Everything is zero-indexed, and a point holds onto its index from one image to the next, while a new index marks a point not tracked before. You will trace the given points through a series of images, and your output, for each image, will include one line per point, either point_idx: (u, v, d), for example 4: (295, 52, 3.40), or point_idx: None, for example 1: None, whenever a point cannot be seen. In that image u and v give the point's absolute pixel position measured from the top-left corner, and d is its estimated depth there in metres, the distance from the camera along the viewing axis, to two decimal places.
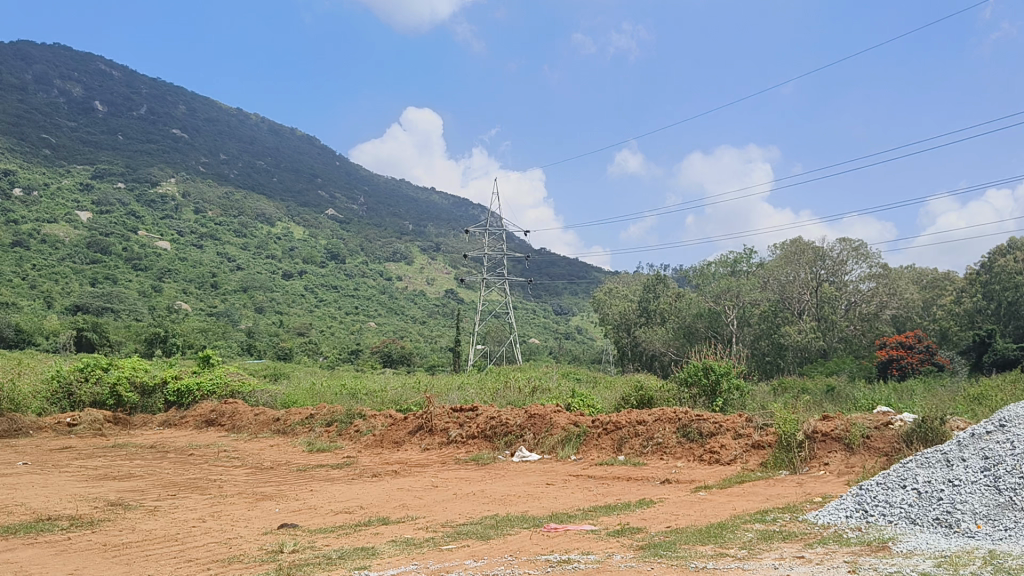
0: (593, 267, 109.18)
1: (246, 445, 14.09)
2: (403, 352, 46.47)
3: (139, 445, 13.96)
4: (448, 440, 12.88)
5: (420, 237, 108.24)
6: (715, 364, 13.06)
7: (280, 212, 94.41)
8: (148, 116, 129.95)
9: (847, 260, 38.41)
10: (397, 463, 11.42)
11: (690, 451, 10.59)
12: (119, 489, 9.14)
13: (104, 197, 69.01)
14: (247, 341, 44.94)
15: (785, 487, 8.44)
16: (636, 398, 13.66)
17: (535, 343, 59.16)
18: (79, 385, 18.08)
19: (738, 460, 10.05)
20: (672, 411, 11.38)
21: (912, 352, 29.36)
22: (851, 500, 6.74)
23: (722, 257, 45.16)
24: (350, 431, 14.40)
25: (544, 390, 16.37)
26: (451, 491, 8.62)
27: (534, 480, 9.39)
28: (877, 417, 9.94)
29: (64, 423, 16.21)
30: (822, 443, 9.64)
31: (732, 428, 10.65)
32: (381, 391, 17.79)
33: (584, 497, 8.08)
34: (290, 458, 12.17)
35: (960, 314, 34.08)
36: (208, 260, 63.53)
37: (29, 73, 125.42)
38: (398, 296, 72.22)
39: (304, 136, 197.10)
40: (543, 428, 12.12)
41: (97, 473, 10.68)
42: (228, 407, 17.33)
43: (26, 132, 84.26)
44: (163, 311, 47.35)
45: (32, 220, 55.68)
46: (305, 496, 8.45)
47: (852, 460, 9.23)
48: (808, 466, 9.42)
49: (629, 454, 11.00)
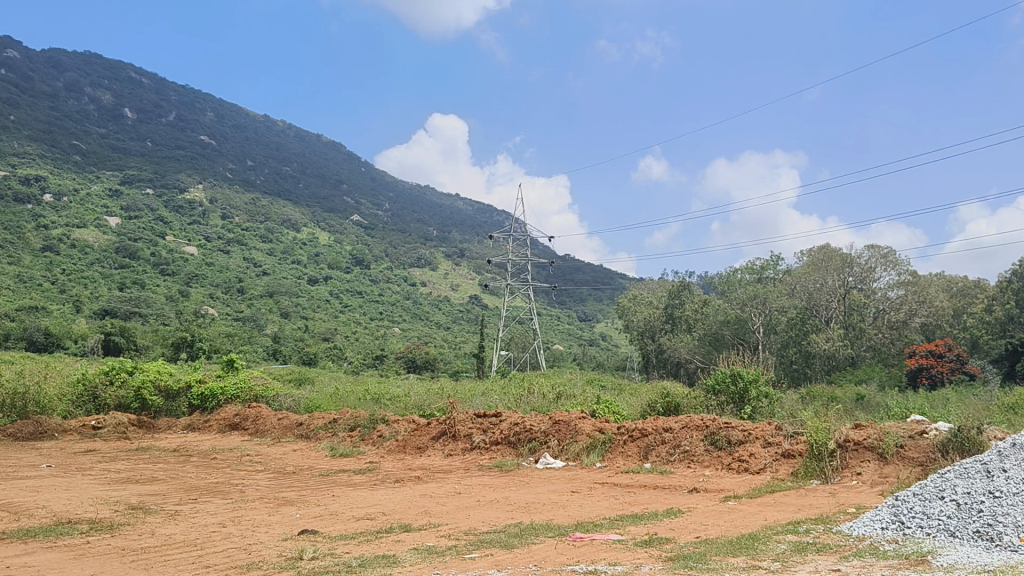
0: (619, 274, 108.69)
1: (268, 449, 14.05)
2: (428, 357, 46.45)
3: (162, 449, 13.96)
4: (472, 446, 12.74)
5: (444, 243, 108.38)
6: (743, 371, 12.86)
7: (305, 217, 95.03)
8: (176, 124, 131.64)
9: (876, 268, 37.98)
10: (421, 468, 11.30)
11: (718, 460, 10.37)
12: (141, 493, 9.09)
13: (133, 202, 69.71)
14: (273, 346, 45.21)
15: (816, 497, 8.22)
16: (662, 405, 13.45)
17: (560, 349, 58.97)
18: (104, 388, 18.15)
19: (768, 469, 9.82)
20: (700, 419, 11.19)
21: (943, 360, 28.91)
22: (888, 511, 6.52)
23: (749, 264, 44.60)
24: (372, 436, 14.32)
25: (568, 397, 16.21)
26: (474, 498, 8.50)
27: (558, 488, 9.21)
28: (912, 426, 9.69)
29: (88, 426, 16.25)
30: (854, 452, 9.43)
31: (762, 437, 10.43)
32: (404, 397, 17.71)
33: (611, 505, 7.91)
34: (313, 463, 12.07)
35: (991, 323, 33.65)
36: (234, 265, 63.98)
37: (61, 80, 127.38)
38: (422, 301, 72.30)
39: (331, 145, 198.53)
40: (568, 436, 11.95)
41: (120, 476, 10.65)
42: (251, 412, 17.30)
43: (57, 139, 85.49)
44: (190, 315, 47.74)
45: (63, 225, 56.45)
46: (326, 501, 8.36)
47: (885, 470, 9.00)
48: (840, 476, 9.20)
49: (655, 462, 10.80)
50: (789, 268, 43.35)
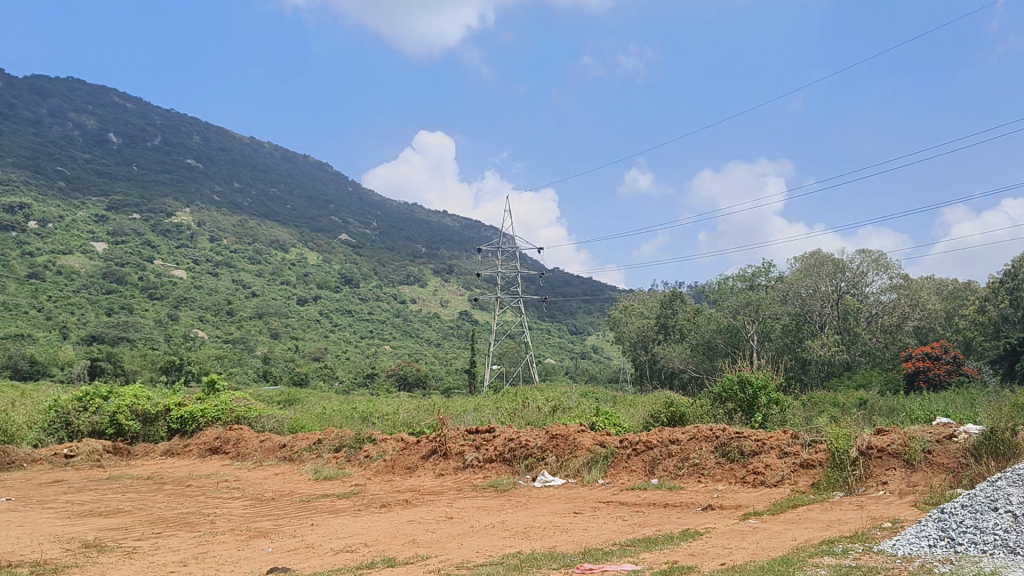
0: (609, 287, 108.16)
1: (248, 474, 13.18)
2: (420, 374, 45.60)
3: (134, 477, 13.11)
4: (464, 465, 11.94)
5: (433, 259, 107.76)
6: (752, 376, 12.15)
7: (293, 238, 94.13)
8: (162, 147, 130.93)
9: (867, 272, 37.34)
10: (409, 491, 10.48)
11: (730, 473, 9.62)
12: (102, 527, 8.30)
13: (119, 227, 68.70)
14: (263, 367, 44.36)
15: (843, 510, 7.46)
16: (666, 415, 12.68)
17: (552, 363, 58.32)
18: (77, 414, 17.30)
19: (786, 482, 9.07)
20: (708, 429, 10.46)
21: (940, 363, 28.30)
22: (933, 526, 5.80)
23: (740, 271, 43.98)
24: (359, 457, 13.53)
25: (566, 410, 15.45)
26: (468, 523, 7.70)
27: (559, 509, 8.42)
28: (939, 429, 8.97)
29: (60, 454, 15.36)
30: (879, 460, 8.73)
31: (777, 446, 9.69)
32: (393, 414, 16.92)
33: (619, 528, 7.13)
34: (294, 488, 11.24)
35: (985, 324, 33.23)
36: (223, 288, 63.11)
37: (45, 107, 126.41)
38: (413, 319, 71.50)
39: (318, 165, 198.23)
40: (567, 450, 11.19)
41: (83, 508, 9.80)
42: (232, 434, 16.47)
43: (42, 166, 84.44)
44: (178, 339, 46.78)
45: (48, 251, 55.49)
46: (304, 532, 7.54)
47: (913, 478, 8.27)
48: (865, 486, 8.46)
49: (663, 476, 10.01)
50: (781, 274, 42.75)
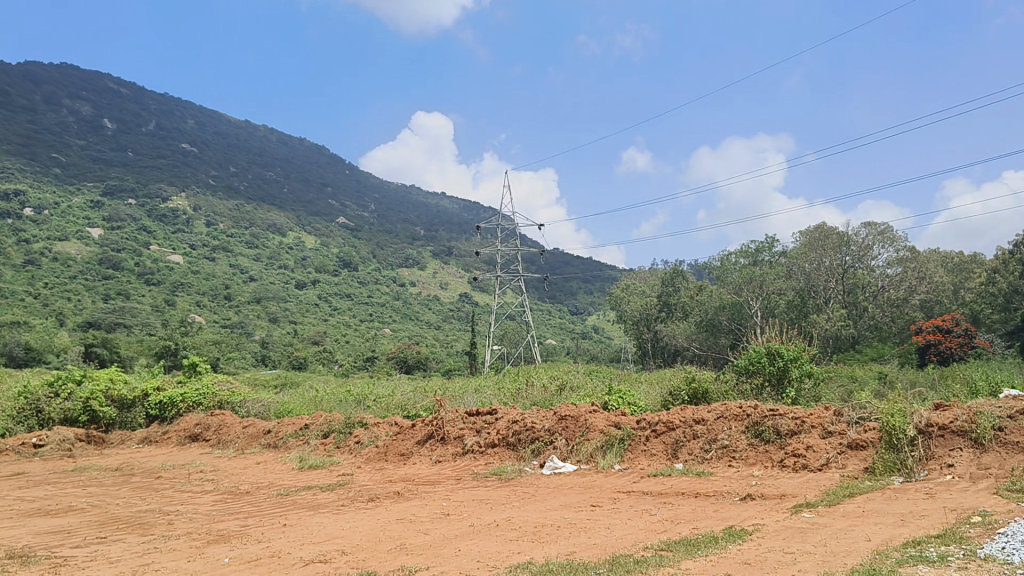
0: (608, 266, 106.72)
1: (226, 463, 12.00)
2: (420, 357, 44.35)
3: (101, 469, 11.91)
4: (464, 450, 10.76)
5: (431, 241, 106.50)
6: (782, 347, 10.99)
7: (290, 221, 92.75)
8: (157, 133, 129.26)
9: (873, 245, 35.94)
10: (403, 481, 9.33)
11: (767, 456, 8.45)
12: (41, 530, 7.13)
13: (115, 213, 67.23)
14: (261, 352, 43.27)
15: (912, 500, 6.29)
16: (686, 392, 11.46)
17: (552, 343, 57.22)
18: (49, 401, 16.08)
19: (833, 465, 7.90)
20: (738, 407, 9.32)
21: (950, 336, 26.89)
22: None
23: (744, 247, 42.78)
24: (348, 443, 12.39)
25: (573, 389, 14.28)
26: (468, 521, 6.54)
27: (574, 502, 7.24)
28: (1008, 402, 7.74)
29: (29, 444, 14.20)
30: (940, 439, 7.55)
31: (819, 425, 8.57)
32: (389, 396, 15.78)
33: (648, 526, 5.97)
34: (274, 479, 10.07)
35: (989, 296, 32.02)
36: (220, 272, 61.96)
37: (39, 93, 124.41)
38: (412, 301, 70.21)
39: (315, 150, 196.62)
40: (578, 433, 10.02)
41: (30, 507, 8.61)
42: (214, 420, 15.31)
43: (37, 153, 82.83)
44: (176, 324, 45.56)
45: (44, 238, 54.17)
46: (273, 536, 6.35)
47: (984, 460, 7.07)
48: (927, 469, 7.29)
49: (689, 461, 8.84)
50: (785, 249, 41.49)
